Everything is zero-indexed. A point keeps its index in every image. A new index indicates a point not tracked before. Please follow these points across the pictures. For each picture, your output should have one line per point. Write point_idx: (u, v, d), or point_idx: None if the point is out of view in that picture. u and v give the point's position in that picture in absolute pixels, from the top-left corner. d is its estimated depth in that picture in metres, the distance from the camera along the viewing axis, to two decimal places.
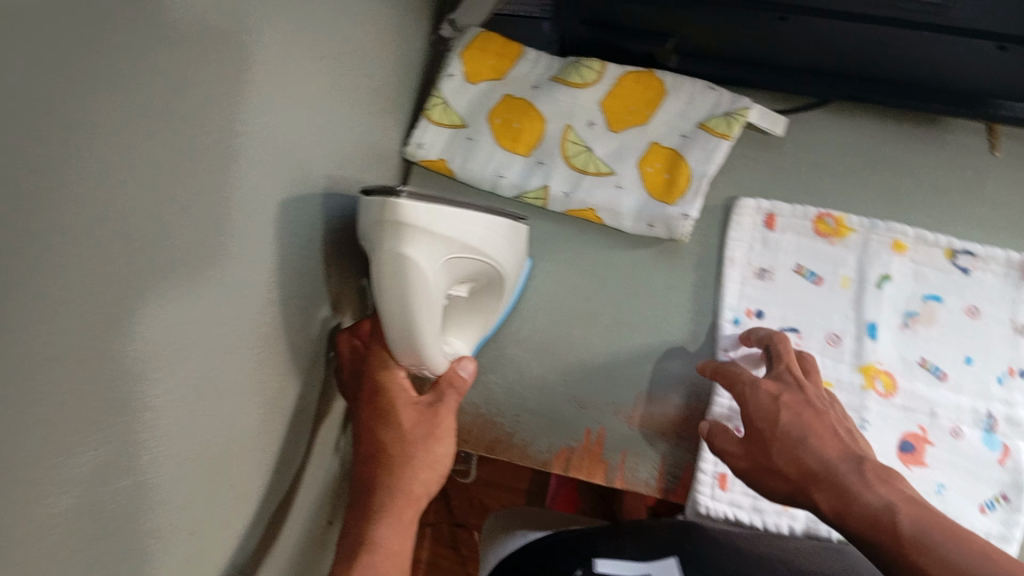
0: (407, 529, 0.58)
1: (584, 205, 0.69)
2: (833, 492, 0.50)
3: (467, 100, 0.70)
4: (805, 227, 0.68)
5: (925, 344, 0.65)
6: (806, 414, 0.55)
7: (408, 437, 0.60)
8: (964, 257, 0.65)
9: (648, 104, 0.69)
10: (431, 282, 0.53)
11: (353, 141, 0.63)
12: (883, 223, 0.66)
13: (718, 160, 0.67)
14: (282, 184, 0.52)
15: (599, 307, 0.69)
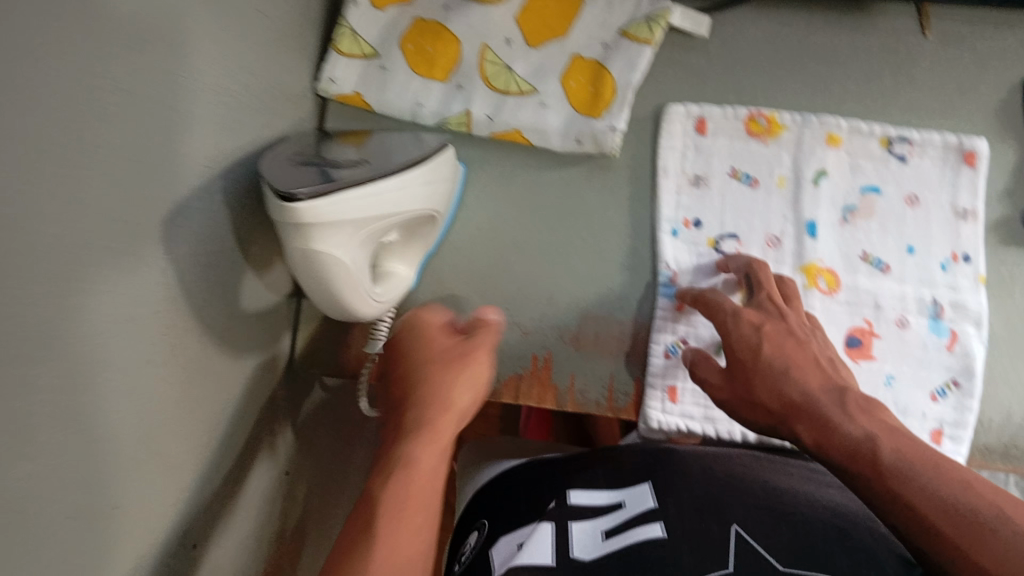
0: (439, 456, 0.52)
1: (509, 127, 0.66)
2: (816, 424, 0.49)
3: (377, 28, 0.67)
4: (737, 128, 0.66)
5: (866, 237, 0.65)
6: (789, 343, 0.54)
7: (432, 364, 0.54)
8: (899, 144, 0.65)
9: (566, 16, 0.66)
10: (348, 264, 0.50)
11: (266, 81, 0.60)
12: (813, 116, 0.65)
13: (643, 68, 0.65)
14: (192, 139, 0.49)
15: (535, 232, 0.67)
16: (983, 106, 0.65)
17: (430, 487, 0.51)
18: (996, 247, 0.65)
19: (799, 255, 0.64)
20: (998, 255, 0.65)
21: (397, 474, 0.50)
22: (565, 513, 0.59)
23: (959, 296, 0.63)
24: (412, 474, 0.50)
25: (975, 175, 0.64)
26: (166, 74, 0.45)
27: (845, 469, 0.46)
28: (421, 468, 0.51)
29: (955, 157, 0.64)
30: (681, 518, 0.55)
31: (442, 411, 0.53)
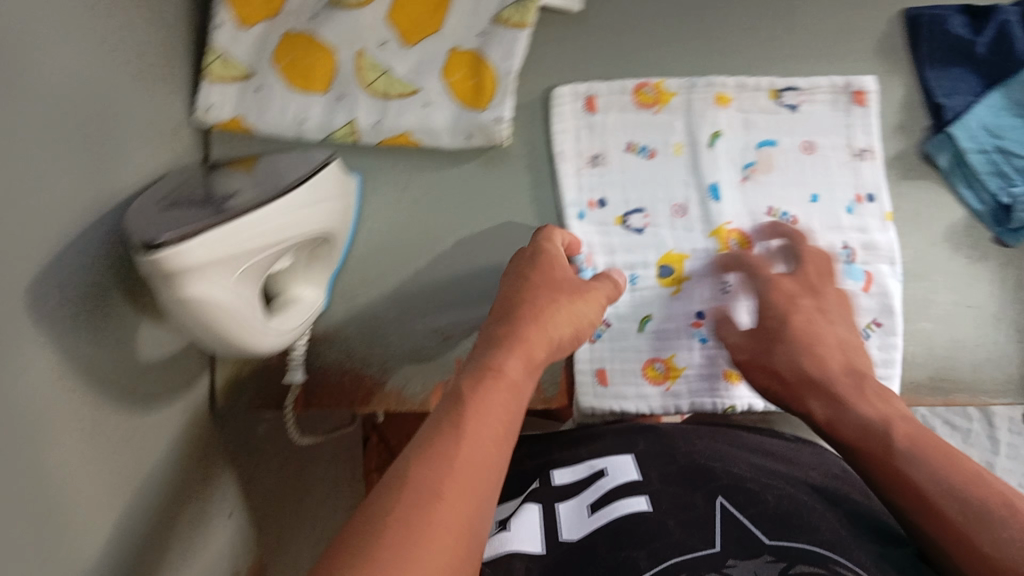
0: (525, 360, 0.48)
1: (396, 130, 0.65)
2: (829, 402, 0.51)
3: (246, 47, 0.65)
4: (625, 101, 0.65)
5: (770, 192, 0.64)
6: (806, 314, 0.57)
7: (544, 308, 0.53)
8: (788, 94, 0.65)
9: (436, 9, 0.65)
10: (229, 305, 0.49)
11: (135, 122, 0.58)
12: (699, 79, 0.65)
13: (521, 53, 0.64)
14: (50, 201, 0.47)
15: (440, 231, 0.67)
16: (864, 44, 0.65)
17: (512, 399, 0.45)
18: (896, 182, 0.65)
19: (707, 220, 0.64)
20: (898, 189, 0.65)
21: (488, 379, 0.45)
22: (551, 493, 0.56)
23: (870, 235, 0.63)
24: (501, 378, 0.45)
25: (867, 112, 0.64)
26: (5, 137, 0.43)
27: (854, 447, 0.48)
28: (509, 373, 0.46)
29: (848, 99, 0.64)
30: (669, 492, 0.52)
31: (528, 343, 0.49)
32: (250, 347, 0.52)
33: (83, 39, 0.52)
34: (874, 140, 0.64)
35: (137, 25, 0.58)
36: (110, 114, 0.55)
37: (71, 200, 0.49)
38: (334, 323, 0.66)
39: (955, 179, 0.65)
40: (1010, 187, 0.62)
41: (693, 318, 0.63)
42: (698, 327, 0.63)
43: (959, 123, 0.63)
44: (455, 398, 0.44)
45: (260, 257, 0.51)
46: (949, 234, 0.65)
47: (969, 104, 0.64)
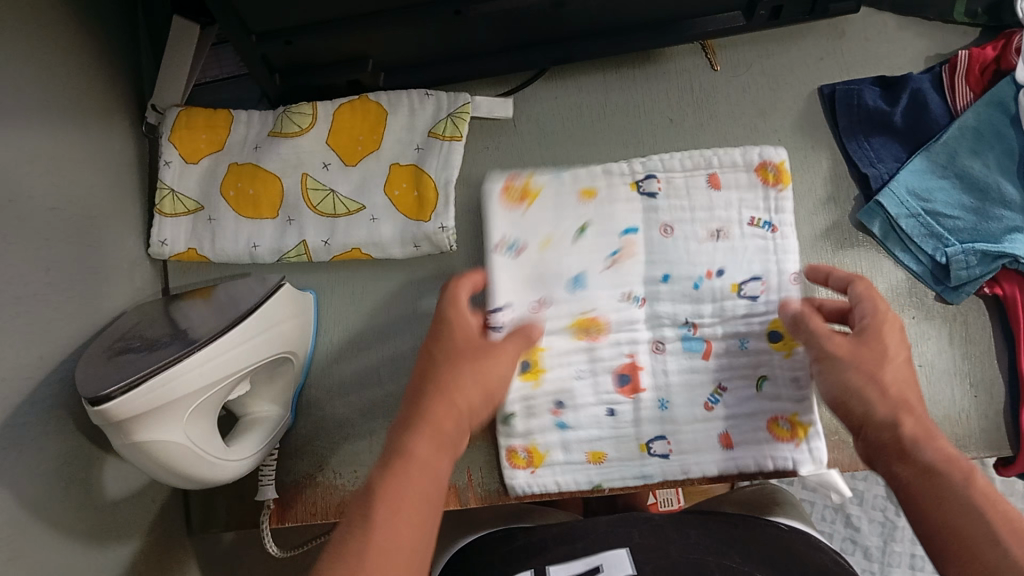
0: (439, 445, 0.47)
1: (346, 247, 0.67)
2: (913, 423, 0.47)
3: (195, 182, 0.68)
4: (568, 194, 0.68)
5: (627, 278, 0.68)
6: (898, 356, 0.51)
7: (453, 356, 0.51)
8: (648, 182, 0.68)
9: (373, 129, 0.68)
10: (185, 442, 0.51)
11: (90, 259, 0.60)
12: (563, 174, 0.68)
13: (458, 162, 0.67)
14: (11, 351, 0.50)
15: (398, 338, 0.68)
16: (783, 122, 0.69)
17: (416, 515, 0.43)
18: (833, 251, 0.67)
19: (562, 312, 0.66)
20: (838, 255, 0.67)
21: (397, 466, 0.45)
22: None
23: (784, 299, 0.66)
24: (407, 461, 0.45)
25: (789, 192, 0.67)
26: None
27: (930, 473, 0.44)
28: (415, 452, 0.46)
29: (753, 175, 0.67)
30: None
31: (432, 423, 0.47)
32: (212, 481, 0.54)
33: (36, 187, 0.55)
34: (786, 217, 0.67)
35: (88, 166, 0.61)
36: (63, 256, 0.57)
37: (25, 349, 0.51)
38: (300, 438, 0.67)
39: (891, 244, 0.66)
40: (945, 246, 0.64)
41: (553, 406, 0.65)
42: (559, 415, 0.65)
43: (887, 191, 0.65)
44: (347, 555, 0.40)
45: (216, 389, 0.53)
46: (892, 294, 0.66)
47: (894, 171, 0.66)
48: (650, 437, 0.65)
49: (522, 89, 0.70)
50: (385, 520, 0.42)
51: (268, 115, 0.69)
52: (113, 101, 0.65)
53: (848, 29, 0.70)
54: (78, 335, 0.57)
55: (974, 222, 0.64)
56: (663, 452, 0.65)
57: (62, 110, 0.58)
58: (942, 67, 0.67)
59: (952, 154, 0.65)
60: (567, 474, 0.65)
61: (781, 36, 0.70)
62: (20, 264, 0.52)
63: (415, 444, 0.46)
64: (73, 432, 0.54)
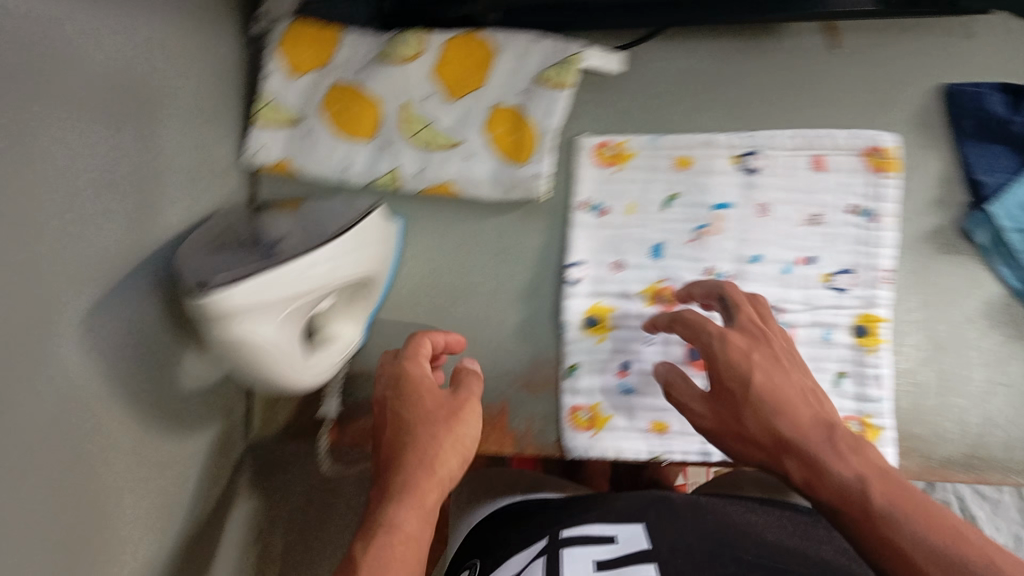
0: (423, 513, 0.47)
1: (438, 180, 0.67)
2: (804, 460, 0.48)
3: (297, 95, 0.68)
4: (664, 164, 0.67)
5: (713, 253, 0.66)
6: (757, 357, 0.54)
7: (427, 418, 0.52)
8: (750, 159, 0.66)
9: (481, 66, 0.66)
10: (277, 345, 0.50)
11: (189, 162, 0.60)
12: (661, 139, 0.67)
13: (561, 112, 0.65)
14: (110, 239, 0.49)
15: (474, 280, 0.68)
16: (898, 115, 0.67)
17: (411, 558, 0.45)
18: (933, 255, 0.66)
19: (640, 277, 0.66)
20: (936, 262, 0.66)
21: (378, 536, 0.46)
22: (557, 544, 0.56)
23: (871, 293, 0.65)
24: (395, 533, 0.46)
25: (893, 180, 0.65)
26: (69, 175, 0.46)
27: (836, 509, 0.45)
28: (404, 527, 0.46)
29: (858, 160, 0.65)
30: (679, 556, 0.53)
31: (427, 482, 0.49)
32: (294, 384, 0.54)
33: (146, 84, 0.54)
34: (888, 206, 0.65)
35: (195, 69, 0.61)
36: (167, 152, 0.57)
37: (123, 239, 0.51)
38: (370, 362, 0.68)
39: (995, 257, 0.65)
40: None
41: (618, 367, 0.65)
42: (624, 377, 0.65)
43: (998, 202, 0.63)
44: None
45: (311, 297, 0.52)
46: (986, 310, 0.65)
47: (1007, 182, 0.64)
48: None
49: (637, 46, 0.68)
50: (394, 557, 0.44)
51: (377, 38, 0.68)
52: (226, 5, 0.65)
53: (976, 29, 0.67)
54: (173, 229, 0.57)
55: None
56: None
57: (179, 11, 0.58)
58: None
59: None
60: (625, 438, 0.64)
61: (910, 26, 0.68)
62: (127, 148, 0.51)
63: (399, 518, 0.46)
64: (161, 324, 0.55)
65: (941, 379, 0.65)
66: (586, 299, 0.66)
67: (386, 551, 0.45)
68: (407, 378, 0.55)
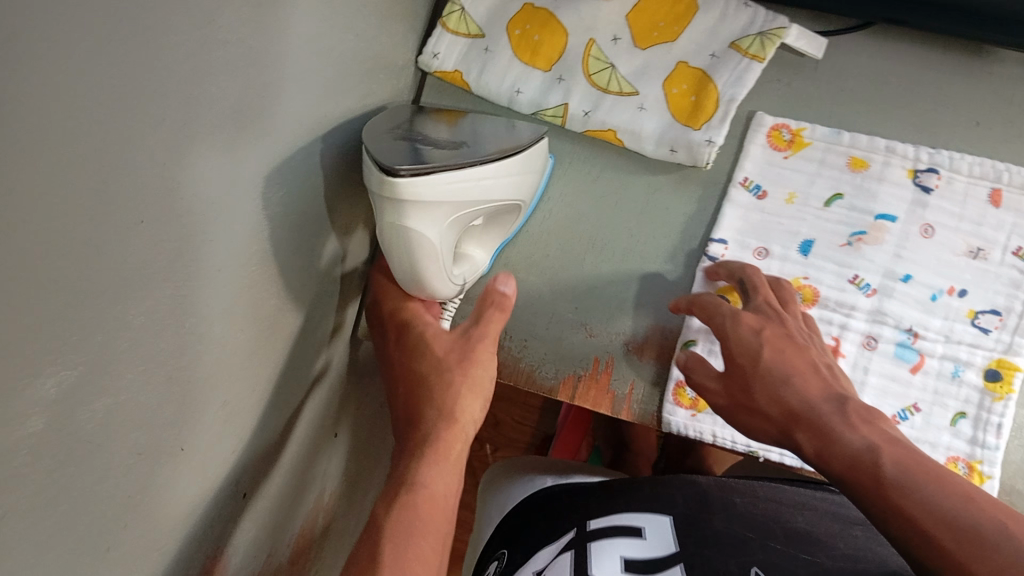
0: (450, 471, 0.50)
1: (604, 125, 0.65)
2: (815, 430, 0.46)
3: (485, 9, 0.67)
4: (837, 162, 0.65)
5: (863, 262, 0.64)
6: (768, 335, 0.54)
7: (441, 370, 0.55)
8: (927, 175, 0.64)
9: (677, 19, 0.65)
10: (435, 244, 0.51)
11: (377, 53, 0.60)
12: (841, 135, 0.65)
13: (749, 83, 0.63)
14: (304, 110, 0.49)
15: (613, 234, 0.67)
16: None
17: (434, 514, 0.48)
18: None
19: (783, 269, 0.65)
20: None
21: (405, 498, 0.48)
22: (585, 538, 0.57)
23: (1016, 340, 0.62)
24: (421, 492, 0.48)
25: None
26: (293, 38, 0.45)
27: (845, 480, 0.42)
28: (430, 485, 0.49)
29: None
30: (703, 556, 0.53)
31: (450, 433, 0.52)
32: (434, 291, 0.55)
33: None
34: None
35: None
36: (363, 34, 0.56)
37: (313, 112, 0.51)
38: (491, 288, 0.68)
39: None
40: None
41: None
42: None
43: None
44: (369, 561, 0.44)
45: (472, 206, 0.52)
46: None
47: None
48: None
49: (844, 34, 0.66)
50: (421, 514, 0.47)
51: None
52: None
53: None
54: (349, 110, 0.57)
55: None
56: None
57: None
58: None
59: None
60: (728, 423, 0.63)
61: None
62: (335, 21, 0.51)
63: (425, 474, 0.49)
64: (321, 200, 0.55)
65: None
66: None
67: (415, 510, 0.47)
68: (421, 332, 0.58)
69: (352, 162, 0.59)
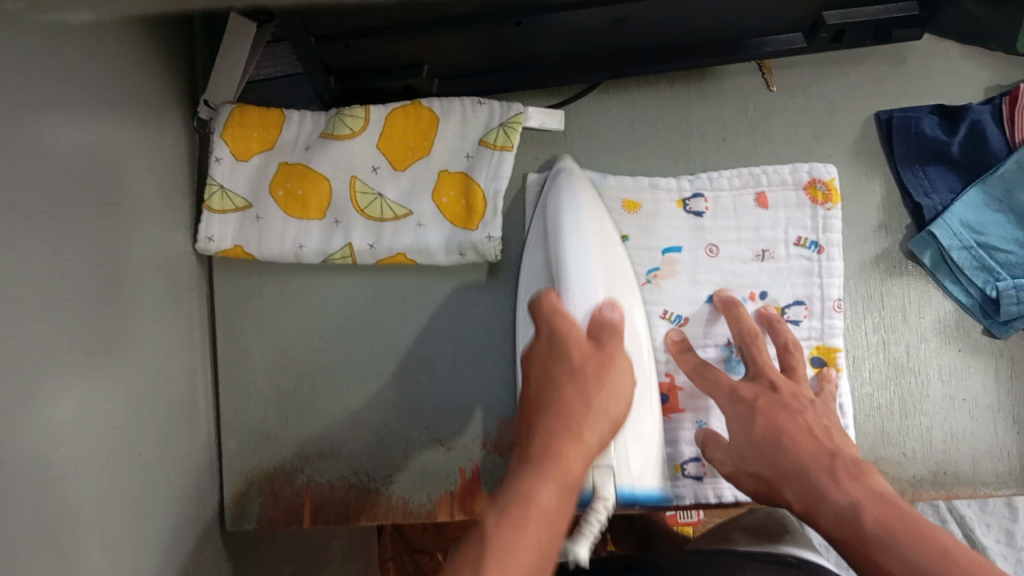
0: (565, 492, 0.46)
1: (392, 251, 0.67)
2: (803, 489, 0.52)
3: (244, 180, 0.67)
4: (615, 208, 0.67)
5: (669, 296, 0.67)
6: (764, 404, 0.58)
7: (578, 377, 0.51)
8: (695, 201, 0.67)
9: (424, 135, 0.68)
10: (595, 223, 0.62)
11: (143, 262, 0.60)
12: (609, 177, 0.68)
13: (507, 173, 0.67)
14: (70, 357, 0.50)
15: (437, 345, 0.69)
16: (838, 146, 0.68)
17: (547, 534, 0.44)
18: (882, 279, 0.67)
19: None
20: (885, 285, 0.67)
21: (516, 510, 0.45)
22: None
23: (827, 324, 0.66)
24: (533, 508, 0.45)
25: (837, 211, 0.67)
26: (32, 300, 0.46)
27: (832, 535, 0.49)
28: (542, 503, 0.45)
29: (802, 194, 0.67)
30: None
31: (558, 461, 0.47)
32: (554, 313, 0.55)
33: (96, 193, 0.54)
34: (834, 236, 0.67)
35: (142, 164, 0.61)
36: (120, 253, 0.57)
37: (87, 353, 0.52)
38: (337, 439, 0.68)
39: (941, 274, 0.66)
40: (996, 280, 0.64)
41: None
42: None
43: (940, 221, 0.65)
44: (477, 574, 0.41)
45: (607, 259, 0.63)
46: (939, 327, 0.66)
47: (949, 202, 0.66)
48: (684, 459, 0.65)
49: (574, 102, 0.70)
50: (529, 532, 0.44)
51: (319, 117, 0.69)
52: (165, 100, 0.65)
53: (909, 57, 0.69)
54: (130, 333, 0.58)
55: None
56: (696, 474, 0.65)
57: (120, 113, 0.58)
58: (1004, 99, 0.66)
59: (1009, 187, 0.64)
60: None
61: (841, 59, 0.69)
62: (80, 259, 0.52)
63: (536, 491, 0.46)
64: (122, 433, 0.55)
65: (902, 401, 0.66)
66: None
67: (521, 526, 0.44)
68: (551, 319, 0.55)
69: (145, 372, 0.59)
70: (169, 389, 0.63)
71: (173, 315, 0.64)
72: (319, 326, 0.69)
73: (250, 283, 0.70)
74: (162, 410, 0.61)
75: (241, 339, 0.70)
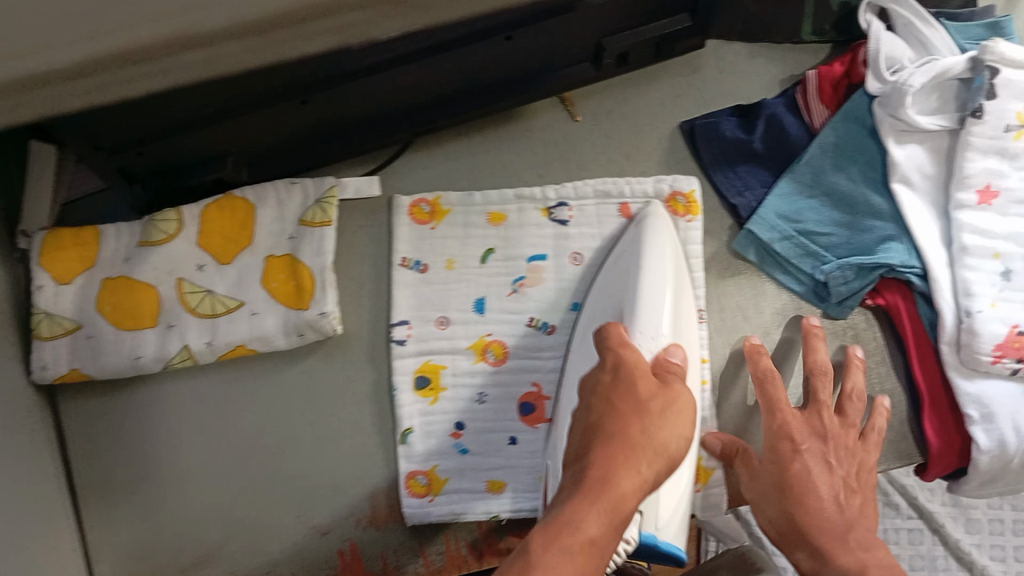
0: (615, 519, 0.41)
1: (231, 344, 0.66)
2: (812, 551, 0.54)
3: (71, 302, 0.66)
4: (482, 220, 0.71)
5: (533, 304, 0.68)
6: (806, 451, 0.57)
7: (646, 408, 0.45)
8: (560, 210, 0.70)
9: (242, 226, 0.68)
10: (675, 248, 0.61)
11: None
12: (474, 195, 0.71)
13: (331, 248, 0.68)
14: None
15: (298, 427, 0.68)
16: (649, 163, 0.71)
17: (584, 563, 0.39)
18: (715, 282, 0.68)
19: (464, 332, 0.68)
20: (720, 288, 0.68)
21: (561, 536, 0.40)
22: None
23: None
24: (576, 534, 0.40)
25: (697, 223, 0.68)
26: None
27: None
28: (585, 530, 0.40)
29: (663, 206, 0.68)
30: None
31: (609, 493, 0.41)
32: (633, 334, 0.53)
33: None
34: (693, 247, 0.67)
35: None
36: None
37: None
38: (211, 546, 0.66)
39: (769, 268, 0.68)
40: (821, 265, 0.66)
41: (452, 429, 0.66)
42: (458, 438, 0.66)
43: (755, 218, 0.67)
44: None
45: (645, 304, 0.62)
46: (779, 320, 0.67)
47: (761, 197, 0.68)
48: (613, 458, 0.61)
49: (391, 163, 0.73)
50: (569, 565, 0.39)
51: (136, 226, 0.68)
52: None
53: (701, 66, 0.74)
54: None
55: (847, 237, 0.66)
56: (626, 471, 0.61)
57: None
58: (795, 91, 0.71)
59: (816, 173, 0.67)
60: (461, 501, 0.65)
61: (634, 81, 0.73)
62: None
63: (585, 518, 0.40)
64: None
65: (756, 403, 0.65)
66: (414, 358, 0.68)
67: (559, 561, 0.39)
68: (609, 344, 0.50)
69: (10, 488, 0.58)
70: (35, 513, 0.60)
71: (27, 444, 0.62)
72: (173, 432, 0.68)
73: (96, 401, 0.68)
74: (28, 538, 0.58)
75: (96, 459, 0.67)
